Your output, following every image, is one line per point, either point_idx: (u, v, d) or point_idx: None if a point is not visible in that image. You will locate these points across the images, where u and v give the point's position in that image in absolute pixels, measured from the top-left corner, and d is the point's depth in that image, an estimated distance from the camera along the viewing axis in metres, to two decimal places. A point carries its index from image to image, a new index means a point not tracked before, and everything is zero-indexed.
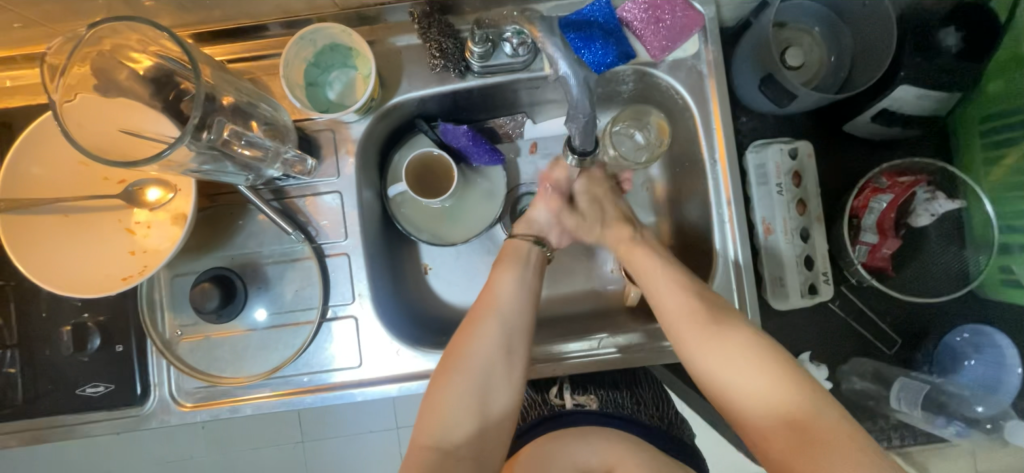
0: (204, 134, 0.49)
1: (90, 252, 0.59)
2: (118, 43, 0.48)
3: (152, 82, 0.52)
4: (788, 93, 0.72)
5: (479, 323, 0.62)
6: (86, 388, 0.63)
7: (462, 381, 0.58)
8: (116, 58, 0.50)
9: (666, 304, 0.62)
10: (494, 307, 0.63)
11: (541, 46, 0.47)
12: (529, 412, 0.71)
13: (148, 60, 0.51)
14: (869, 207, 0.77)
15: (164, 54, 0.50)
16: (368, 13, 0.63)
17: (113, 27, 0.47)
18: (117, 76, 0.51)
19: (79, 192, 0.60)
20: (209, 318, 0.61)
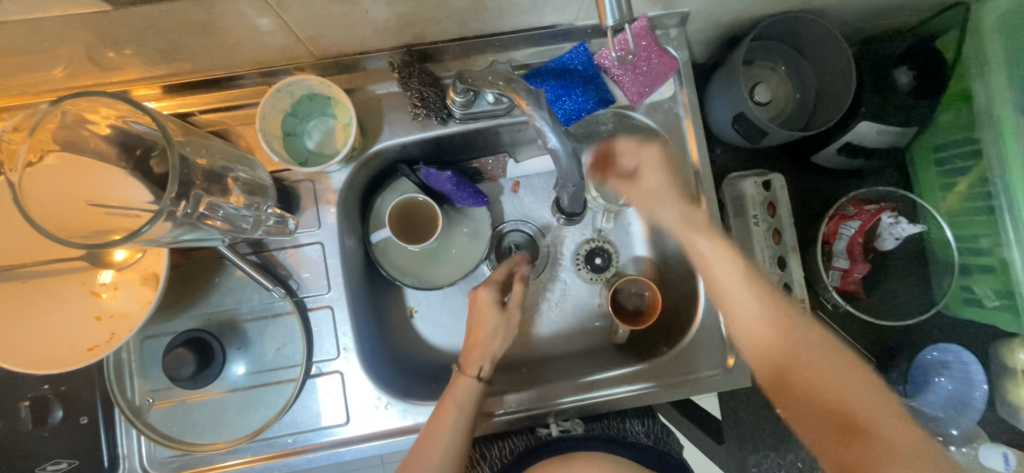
0: (181, 207, 0.47)
1: (52, 318, 0.55)
2: (79, 110, 0.47)
3: (118, 145, 0.51)
4: (760, 131, 0.74)
5: (442, 425, 0.59)
6: (47, 466, 0.58)
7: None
8: (79, 124, 0.48)
9: (747, 314, 0.57)
10: (444, 428, 0.58)
11: (529, 118, 0.48)
12: (515, 444, 0.70)
13: (111, 124, 0.49)
14: (838, 234, 0.80)
15: (127, 118, 0.48)
16: (346, 62, 0.62)
17: (76, 99, 0.45)
18: (80, 142, 0.49)
19: (37, 255, 0.56)
20: (185, 384, 0.58)
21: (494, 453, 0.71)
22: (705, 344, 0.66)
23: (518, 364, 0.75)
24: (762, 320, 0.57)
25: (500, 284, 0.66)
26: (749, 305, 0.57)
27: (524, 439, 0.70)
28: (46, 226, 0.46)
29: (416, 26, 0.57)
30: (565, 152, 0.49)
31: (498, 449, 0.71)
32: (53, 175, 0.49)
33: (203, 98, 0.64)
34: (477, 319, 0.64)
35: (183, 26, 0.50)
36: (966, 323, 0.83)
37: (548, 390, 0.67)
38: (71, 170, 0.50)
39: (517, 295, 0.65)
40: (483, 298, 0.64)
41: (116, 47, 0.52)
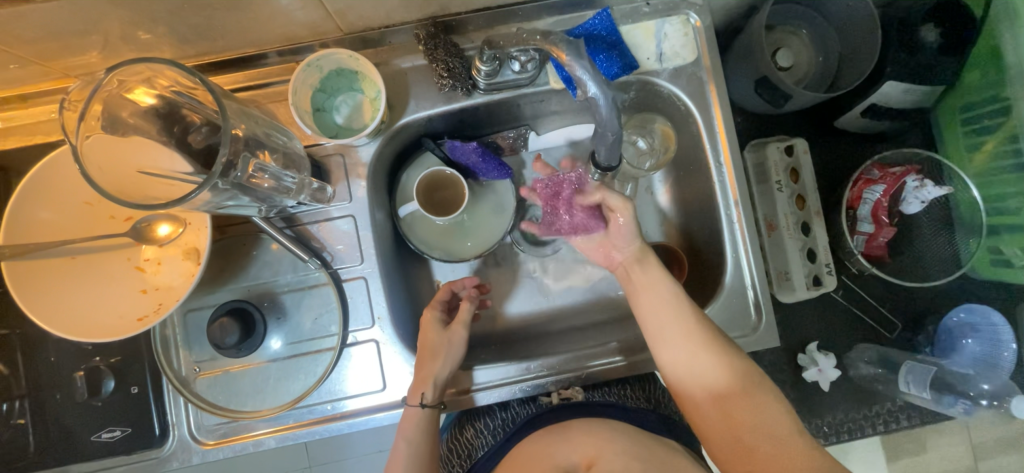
0: (231, 172, 0.49)
1: (103, 292, 0.58)
2: (130, 80, 0.49)
3: (160, 119, 0.52)
4: (783, 94, 0.74)
5: (399, 441, 0.63)
6: (102, 434, 0.61)
7: None
8: (124, 99, 0.50)
9: (673, 342, 0.58)
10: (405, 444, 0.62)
11: (569, 69, 0.51)
12: (518, 413, 0.72)
13: (157, 95, 0.51)
14: (863, 198, 0.80)
15: (176, 89, 0.51)
16: (372, 37, 0.63)
17: (129, 68, 0.47)
18: (123, 116, 0.51)
19: (86, 232, 0.59)
20: (230, 353, 0.60)
21: (495, 421, 0.73)
22: (731, 310, 0.66)
23: (546, 334, 0.76)
24: (686, 352, 0.58)
25: (444, 303, 0.68)
26: (671, 326, 0.59)
27: (524, 407, 0.72)
28: (112, 192, 0.49)
29: None
30: (607, 102, 0.50)
31: (499, 417, 0.73)
32: (104, 146, 0.50)
33: (233, 77, 0.65)
34: (422, 343, 0.64)
35: (218, 1, 0.52)
36: (992, 284, 0.83)
37: (575, 358, 0.69)
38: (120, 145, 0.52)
39: (460, 312, 0.67)
40: (427, 320, 0.66)
41: (152, 25, 0.54)
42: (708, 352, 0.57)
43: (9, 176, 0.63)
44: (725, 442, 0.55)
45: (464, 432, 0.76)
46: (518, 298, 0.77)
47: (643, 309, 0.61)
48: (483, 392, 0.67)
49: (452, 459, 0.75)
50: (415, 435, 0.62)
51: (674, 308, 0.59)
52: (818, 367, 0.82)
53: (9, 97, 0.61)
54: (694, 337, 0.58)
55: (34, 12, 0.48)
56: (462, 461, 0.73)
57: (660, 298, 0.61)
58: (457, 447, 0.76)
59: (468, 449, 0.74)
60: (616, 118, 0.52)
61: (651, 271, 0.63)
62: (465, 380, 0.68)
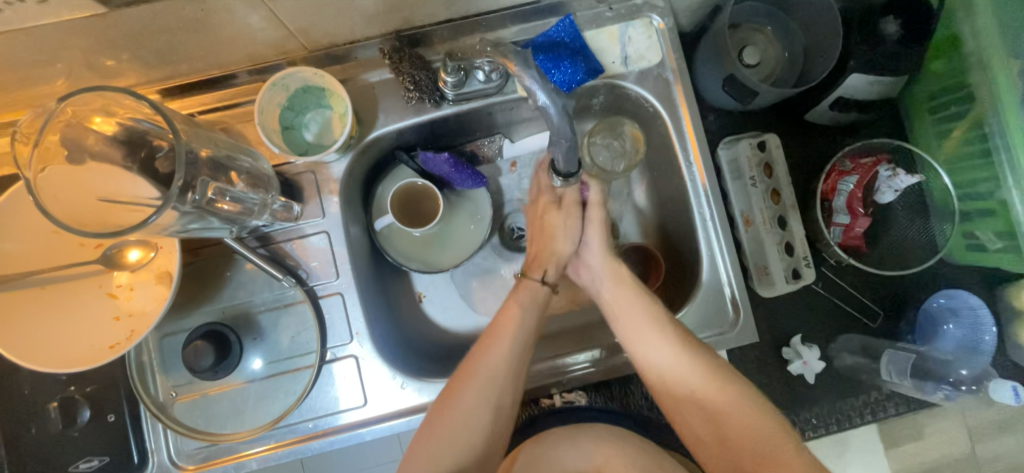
0: (189, 196, 0.49)
1: (77, 320, 0.57)
2: (86, 109, 0.49)
3: (123, 144, 0.52)
4: (750, 91, 0.75)
5: (501, 331, 0.64)
6: (80, 464, 0.60)
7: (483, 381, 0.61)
8: (84, 127, 0.50)
9: (640, 343, 0.63)
10: (501, 348, 0.63)
11: (518, 79, 0.51)
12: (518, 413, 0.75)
13: (117, 122, 0.51)
14: (837, 190, 0.81)
15: (135, 116, 0.51)
16: (337, 52, 0.63)
17: (81, 97, 0.47)
18: (85, 143, 0.51)
19: (55, 261, 0.58)
20: (206, 376, 0.60)
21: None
22: (710, 306, 0.67)
23: None
24: (652, 348, 0.63)
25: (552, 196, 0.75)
26: (635, 327, 0.64)
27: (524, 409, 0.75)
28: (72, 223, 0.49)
29: (402, 10, 0.58)
30: (557, 110, 0.51)
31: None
32: (64, 176, 0.51)
33: (200, 98, 0.65)
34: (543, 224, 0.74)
35: (176, 25, 0.52)
36: (970, 269, 0.84)
37: (562, 363, 0.69)
38: (83, 173, 0.52)
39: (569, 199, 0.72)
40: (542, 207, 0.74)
41: (114, 52, 0.54)
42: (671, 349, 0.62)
43: None
44: (706, 439, 0.60)
45: None
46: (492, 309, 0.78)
47: (626, 334, 0.65)
48: None
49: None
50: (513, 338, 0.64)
51: (654, 327, 0.63)
52: (803, 360, 0.82)
53: None
54: (658, 336, 0.63)
55: None
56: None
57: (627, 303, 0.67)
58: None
59: None
60: (568, 125, 0.53)
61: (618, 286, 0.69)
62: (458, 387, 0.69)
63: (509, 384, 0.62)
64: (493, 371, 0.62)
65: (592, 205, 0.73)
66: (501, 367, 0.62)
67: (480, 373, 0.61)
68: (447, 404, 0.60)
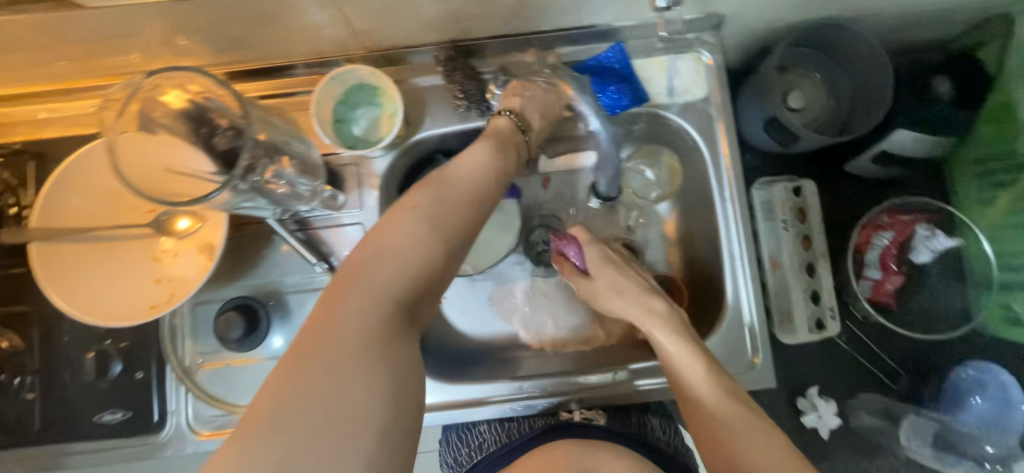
0: (250, 176, 0.52)
1: (124, 278, 0.61)
2: (162, 84, 0.52)
3: (190, 119, 0.56)
4: (792, 136, 0.75)
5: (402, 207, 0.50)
6: (104, 416, 0.62)
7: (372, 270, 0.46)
8: (155, 99, 0.53)
9: (665, 347, 0.62)
10: (401, 227, 0.48)
11: (574, 102, 0.65)
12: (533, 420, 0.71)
13: (187, 98, 0.54)
14: (871, 244, 0.80)
15: (205, 95, 0.53)
16: (394, 55, 0.66)
17: (159, 74, 0.50)
18: (157, 114, 0.55)
19: (109, 221, 0.62)
20: (232, 348, 0.62)
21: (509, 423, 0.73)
22: (730, 346, 0.66)
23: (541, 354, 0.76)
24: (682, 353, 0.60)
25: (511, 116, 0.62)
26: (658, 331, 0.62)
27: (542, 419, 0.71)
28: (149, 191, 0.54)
29: (463, 22, 0.61)
30: (607, 137, 0.66)
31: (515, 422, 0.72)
32: (141, 142, 0.55)
33: (260, 85, 0.68)
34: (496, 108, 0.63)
35: (252, 16, 0.55)
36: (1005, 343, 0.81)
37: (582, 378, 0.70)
38: (154, 140, 0.56)
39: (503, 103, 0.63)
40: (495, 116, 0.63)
41: (193, 34, 0.58)
42: (689, 354, 0.60)
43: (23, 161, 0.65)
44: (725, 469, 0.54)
45: (476, 425, 0.77)
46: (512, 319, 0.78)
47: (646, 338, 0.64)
48: (495, 405, 0.69)
49: (461, 447, 0.77)
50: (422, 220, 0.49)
51: (677, 330, 0.62)
52: (818, 413, 0.83)
53: (54, 90, 0.65)
54: (684, 344, 0.61)
55: (87, 15, 0.52)
56: (472, 453, 0.75)
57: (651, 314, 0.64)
58: (467, 437, 0.77)
59: (477, 442, 0.75)
60: (612, 151, 0.67)
61: (634, 299, 0.66)
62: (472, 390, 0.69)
63: (461, 242, 0.52)
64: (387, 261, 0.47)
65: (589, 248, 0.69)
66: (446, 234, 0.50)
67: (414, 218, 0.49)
68: (386, 257, 0.46)
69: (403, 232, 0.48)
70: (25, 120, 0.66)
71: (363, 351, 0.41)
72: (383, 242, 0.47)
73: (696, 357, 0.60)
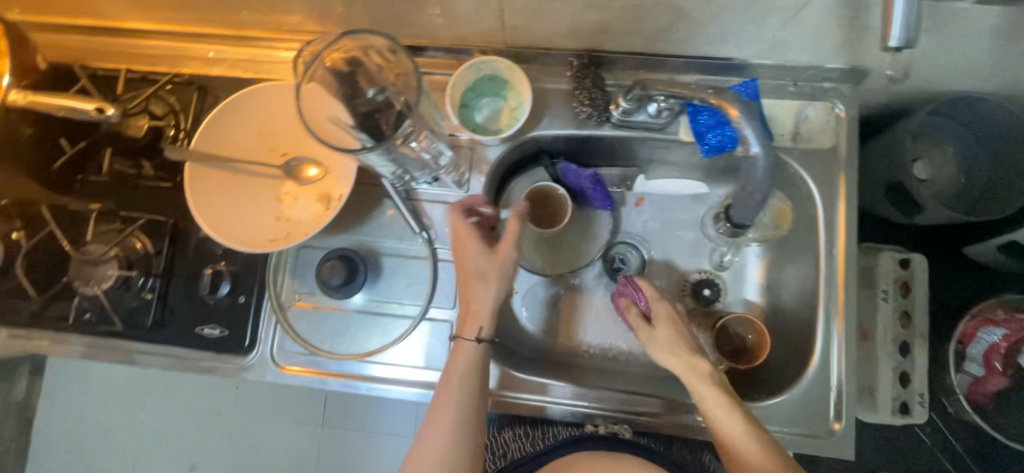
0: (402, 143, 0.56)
1: (250, 210, 0.66)
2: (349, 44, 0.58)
3: (342, 76, 0.60)
4: (915, 205, 0.74)
5: (447, 386, 0.61)
6: (205, 328, 0.68)
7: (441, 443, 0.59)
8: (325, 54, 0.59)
9: (731, 431, 0.58)
10: (457, 379, 0.61)
11: (737, 125, 0.56)
12: (559, 432, 0.71)
13: (356, 60, 0.60)
14: (976, 338, 0.74)
15: (376, 62, 0.60)
16: (530, 54, 0.69)
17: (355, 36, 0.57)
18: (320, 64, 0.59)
19: (246, 156, 0.68)
20: (330, 293, 0.66)
21: (537, 433, 0.73)
22: (811, 405, 0.64)
23: (604, 368, 0.76)
24: (744, 439, 0.58)
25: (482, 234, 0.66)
26: (723, 414, 0.59)
27: (569, 429, 0.71)
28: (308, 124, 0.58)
29: (605, 35, 0.64)
30: (764, 164, 0.58)
31: (542, 431, 0.73)
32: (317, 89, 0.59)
33: None
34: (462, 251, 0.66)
35: None
36: None
37: (634, 398, 0.69)
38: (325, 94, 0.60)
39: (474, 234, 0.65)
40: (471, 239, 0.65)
41: (363, 4, 0.63)
42: (756, 443, 0.57)
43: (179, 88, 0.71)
44: None
45: (503, 432, 0.77)
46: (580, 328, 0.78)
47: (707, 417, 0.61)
48: (553, 405, 0.69)
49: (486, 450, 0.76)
50: (467, 363, 0.62)
51: (743, 412, 0.59)
52: None
53: (224, 34, 0.71)
54: (747, 431, 0.58)
55: None
56: (495, 459, 0.74)
57: (716, 397, 0.60)
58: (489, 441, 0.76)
59: (501, 449, 0.74)
60: (766, 181, 0.59)
61: (701, 377, 0.61)
62: (537, 388, 0.70)
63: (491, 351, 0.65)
64: (454, 397, 0.61)
65: (657, 303, 0.68)
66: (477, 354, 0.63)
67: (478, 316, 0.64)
68: (440, 406, 0.60)
69: (468, 353, 0.63)
70: (196, 56, 0.73)
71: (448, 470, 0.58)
72: (446, 394, 0.61)
73: (762, 446, 0.57)
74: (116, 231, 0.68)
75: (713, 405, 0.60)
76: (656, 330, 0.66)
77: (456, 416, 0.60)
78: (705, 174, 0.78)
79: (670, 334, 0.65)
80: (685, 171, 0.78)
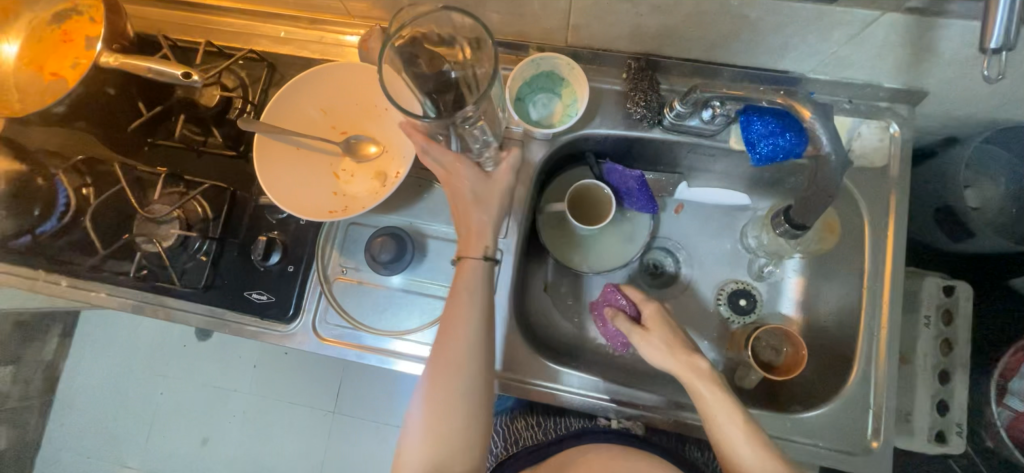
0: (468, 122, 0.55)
1: (309, 184, 0.69)
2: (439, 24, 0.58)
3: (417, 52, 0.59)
4: (965, 230, 0.73)
5: (457, 308, 0.59)
6: (253, 294, 0.71)
7: (457, 366, 0.57)
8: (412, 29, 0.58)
9: (732, 442, 0.56)
10: (466, 303, 0.59)
11: (806, 125, 0.55)
12: (571, 423, 0.76)
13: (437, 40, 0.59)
14: (1020, 372, 0.75)
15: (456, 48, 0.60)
16: (588, 54, 0.71)
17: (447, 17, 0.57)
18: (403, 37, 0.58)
19: (310, 133, 0.71)
20: (376, 269, 0.68)
21: (549, 423, 0.78)
22: (848, 421, 0.63)
23: (633, 368, 0.76)
24: (748, 453, 0.55)
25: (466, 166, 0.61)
26: (723, 424, 0.57)
27: (580, 421, 0.76)
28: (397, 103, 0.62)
29: (665, 39, 0.65)
30: (837, 167, 0.55)
31: (554, 422, 0.78)
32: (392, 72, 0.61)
33: None
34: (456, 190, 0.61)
35: None
36: None
37: (630, 393, 0.68)
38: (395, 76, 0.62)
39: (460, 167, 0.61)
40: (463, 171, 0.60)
41: None
42: (758, 453, 0.55)
43: (252, 65, 0.75)
44: None
45: (515, 423, 0.80)
46: None
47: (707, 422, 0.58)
48: (582, 400, 0.69)
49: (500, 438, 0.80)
50: (475, 286, 0.60)
51: (745, 423, 0.56)
52: None
53: (298, 17, 0.75)
54: (752, 441, 0.56)
55: None
56: (508, 446, 0.78)
57: (722, 403, 0.57)
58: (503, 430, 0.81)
59: (513, 437, 0.79)
60: (835, 188, 0.57)
61: (702, 385, 0.59)
62: (569, 382, 0.69)
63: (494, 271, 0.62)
64: (466, 319, 0.58)
65: (645, 306, 0.66)
66: (483, 273, 0.61)
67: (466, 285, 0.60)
68: (453, 327, 0.58)
69: (474, 271, 0.60)
70: (267, 35, 0.77)
71: (463, 395, 0.57)
72: (457, 318, 0.58)
73: (766, 453, 0.55)
74: (179, 194, 0.71)
75: (716, 412, 0.57)
76: (649, 332, 0.64)
77: (473, 338, 0.58)
78: (750, 186, 0.79)
79: (664, 339, 0.62)
80: (729, 181, 0.79)
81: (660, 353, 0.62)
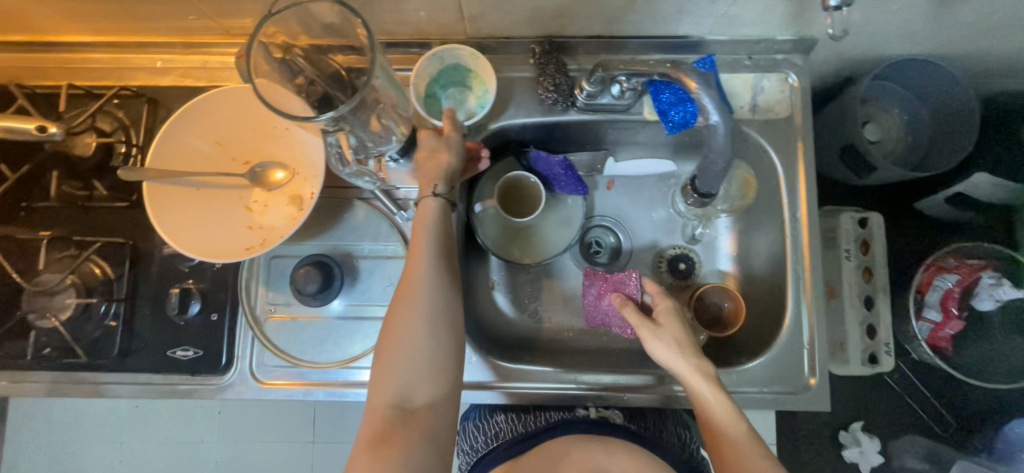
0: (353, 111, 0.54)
1: (216, 223, 0.64)
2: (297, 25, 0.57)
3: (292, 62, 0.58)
4: (869, 166, 0.79)
5: (410, 283, 0.53)
6: (177, 351, 0.66)
7: (408, 366, 0.50)
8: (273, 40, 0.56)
9: (712, 409, 0.56)
10: (420, 276, 0.53)
11: (694, 97, 0.58)
12: (550, 415, 0.72)
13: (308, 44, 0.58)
14: (932, 285, 0.82)
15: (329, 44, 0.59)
16: (491, 44, 0.69)
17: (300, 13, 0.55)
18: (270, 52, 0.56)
19: (208, 168, 0.66)
20: (306, 301, 0.65)
21: (527, 416, 0.74)
22: (788, 363, 0.66)
23: (590, 349, 0.78)
24: (722, 417, 0.56)
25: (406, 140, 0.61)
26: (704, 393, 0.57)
27: (559, 412, 0.72)
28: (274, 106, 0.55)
29: (564, 20, 0.64)
30: (725, 131, 0.58)
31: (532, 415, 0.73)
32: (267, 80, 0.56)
33: None
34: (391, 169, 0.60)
35: None
36: None
37: (587, 376, 0.69)
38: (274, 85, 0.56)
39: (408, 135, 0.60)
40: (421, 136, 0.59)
41: None
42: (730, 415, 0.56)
43: (127, 103, 0.68)
44: None
45: (492, 417, 0.77)
46: (559, 312, 0.79)
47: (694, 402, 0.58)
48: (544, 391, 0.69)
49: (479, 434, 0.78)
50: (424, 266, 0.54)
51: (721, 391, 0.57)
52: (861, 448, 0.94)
53: (171, 42, 0.69)
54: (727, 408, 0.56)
55: None
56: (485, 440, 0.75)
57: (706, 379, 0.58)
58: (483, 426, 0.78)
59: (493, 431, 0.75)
60: (729, 148, 0.60)
61: (692, 363, 0.59)
62: (526, 376, 0.69)
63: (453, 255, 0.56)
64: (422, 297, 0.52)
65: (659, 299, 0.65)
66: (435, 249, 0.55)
67: (418, 280, 0.53)
68: (405, 312, 0.52)
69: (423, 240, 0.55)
70: (140, 67, 0.70)
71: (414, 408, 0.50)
72: (405, 299, 0.52)
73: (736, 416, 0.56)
74: (71, 258, 0.64)
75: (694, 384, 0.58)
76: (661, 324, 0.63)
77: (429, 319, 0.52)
78: (673, 152, 0.80)
79: (678, 337, 0.61)
80: (654, 152, 0.80)
81: (667, 350, 0.60)
